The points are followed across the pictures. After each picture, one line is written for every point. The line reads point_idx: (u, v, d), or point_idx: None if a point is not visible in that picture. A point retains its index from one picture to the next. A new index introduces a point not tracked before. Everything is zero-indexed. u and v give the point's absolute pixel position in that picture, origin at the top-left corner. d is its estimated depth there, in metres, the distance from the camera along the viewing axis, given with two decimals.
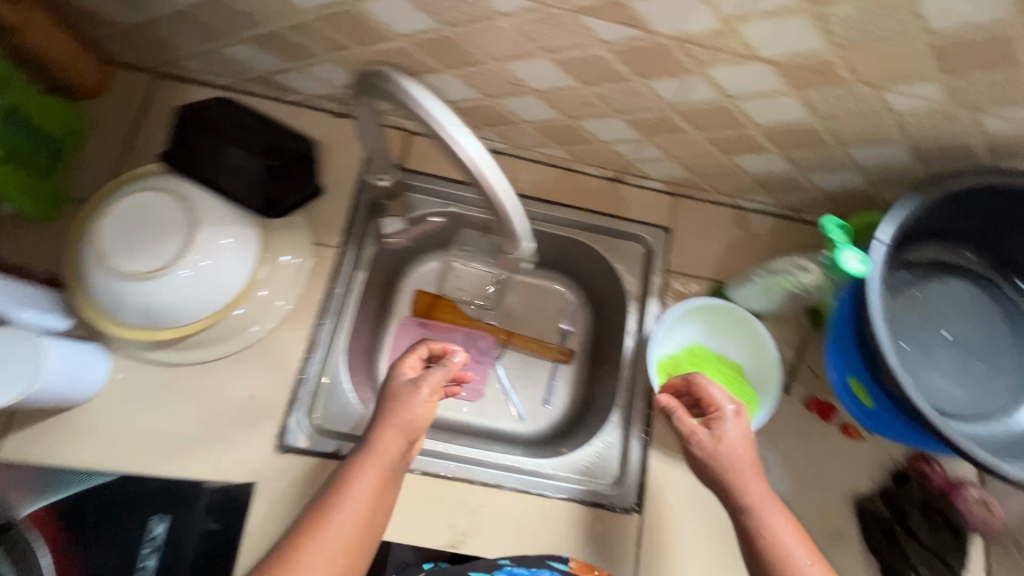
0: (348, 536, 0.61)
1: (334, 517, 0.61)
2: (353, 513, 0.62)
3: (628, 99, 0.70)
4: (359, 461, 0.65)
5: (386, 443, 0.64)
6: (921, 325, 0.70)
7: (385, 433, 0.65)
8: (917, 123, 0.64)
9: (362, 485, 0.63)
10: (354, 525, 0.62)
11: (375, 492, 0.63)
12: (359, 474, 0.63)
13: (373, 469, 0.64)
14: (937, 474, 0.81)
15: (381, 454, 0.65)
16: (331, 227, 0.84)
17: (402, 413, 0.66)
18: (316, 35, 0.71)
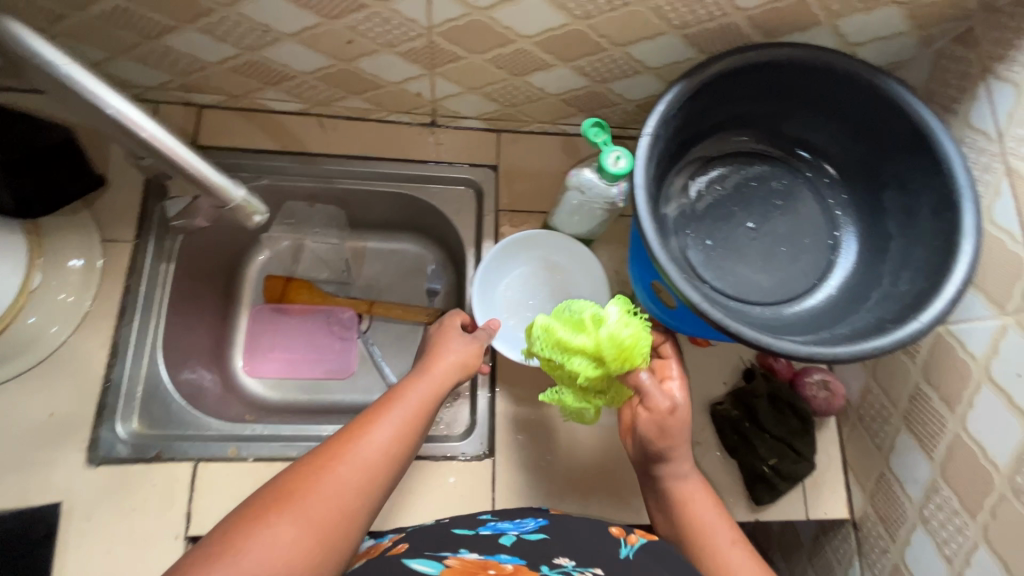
0: (398, 436, 0.53)
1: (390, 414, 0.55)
2: (406, 415, 0.56)
3: (384, 30, 0.64)
4: (419, 372, 0.62)
5: (446, 362, 0.63)
6: (724, 218, 0.69)
7: (442, 361, 0.63)
8: (675, 9, 0.61)
9: (423, 391, 0.59)
10: (407, 424, 0.55)
11: (432, 398, 0.59)
12: (419, 385, 0.59)
13: (433, 379, 0.61)
14: (782, 367, 0.81)
15: (438, 370, 0.62)
16: (124, 223, 0.77)
17: (440, 351, 0.65)
18: (32, 10, 0.63)
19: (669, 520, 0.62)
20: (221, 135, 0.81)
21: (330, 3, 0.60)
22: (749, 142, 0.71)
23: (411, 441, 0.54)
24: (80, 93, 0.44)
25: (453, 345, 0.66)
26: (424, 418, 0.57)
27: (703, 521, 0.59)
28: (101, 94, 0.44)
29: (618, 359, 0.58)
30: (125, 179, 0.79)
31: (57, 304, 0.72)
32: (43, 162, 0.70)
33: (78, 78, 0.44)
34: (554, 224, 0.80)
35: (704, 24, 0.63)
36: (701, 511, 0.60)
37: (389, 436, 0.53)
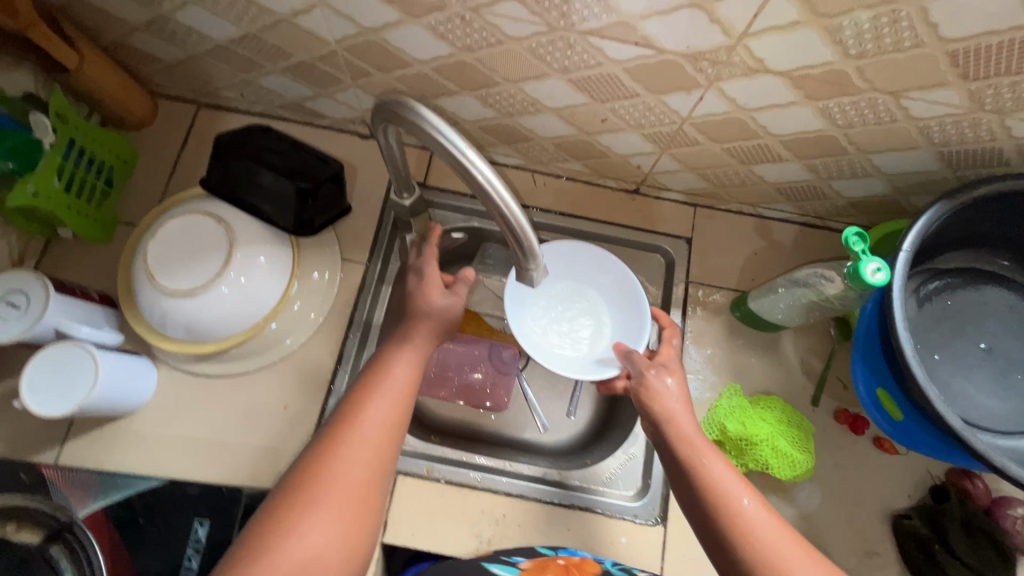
0: (378, 442, 0.58)
1: (359, 424, 0.58)
2: (379, 421, 0.59)
3: (642, 115, 0.70)
4: (384, 363, 0.64)
5: (404, 363, 0.64)
6: (954, 334, 0.69)
7: (379, 393, 0.61)
8: (943, 130, 0.62)
9: (388, 390, 0.61)
10: (382, 430, 0.59)
11: (403, 389, 0.62)
12: (382, 388, 0.61)
13: (398, 380, 0.63)
14: (979, 491, 0.77)
15: (399, 368, 0.64)
16: (360, 247, 0.88)
17: (406, 350, 0.66)
18: (344, 66, 0.74)
19: (677, 482, 0.62)
20: (448, 180, 0.91)
21: (605, 91, 0.67)
22: (1004, 266, 0.71)
23: (391, 444, 0.59)
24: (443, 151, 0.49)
25: (393, 373, 0.63)
26: (399, 419, 0.60)
27: (720, 482, 0.59)
28: (467, 156, 0.48)
29: (739, 421, 0.78)
30: (364, 209, 0.89)
31: (294, 313, 0.82)
32: (320, 190, 0.82)
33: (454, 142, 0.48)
34: (753, 306, 0.82)
35: (966, 145, 0.64)
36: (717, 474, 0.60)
37: (368, 448, 0.57)
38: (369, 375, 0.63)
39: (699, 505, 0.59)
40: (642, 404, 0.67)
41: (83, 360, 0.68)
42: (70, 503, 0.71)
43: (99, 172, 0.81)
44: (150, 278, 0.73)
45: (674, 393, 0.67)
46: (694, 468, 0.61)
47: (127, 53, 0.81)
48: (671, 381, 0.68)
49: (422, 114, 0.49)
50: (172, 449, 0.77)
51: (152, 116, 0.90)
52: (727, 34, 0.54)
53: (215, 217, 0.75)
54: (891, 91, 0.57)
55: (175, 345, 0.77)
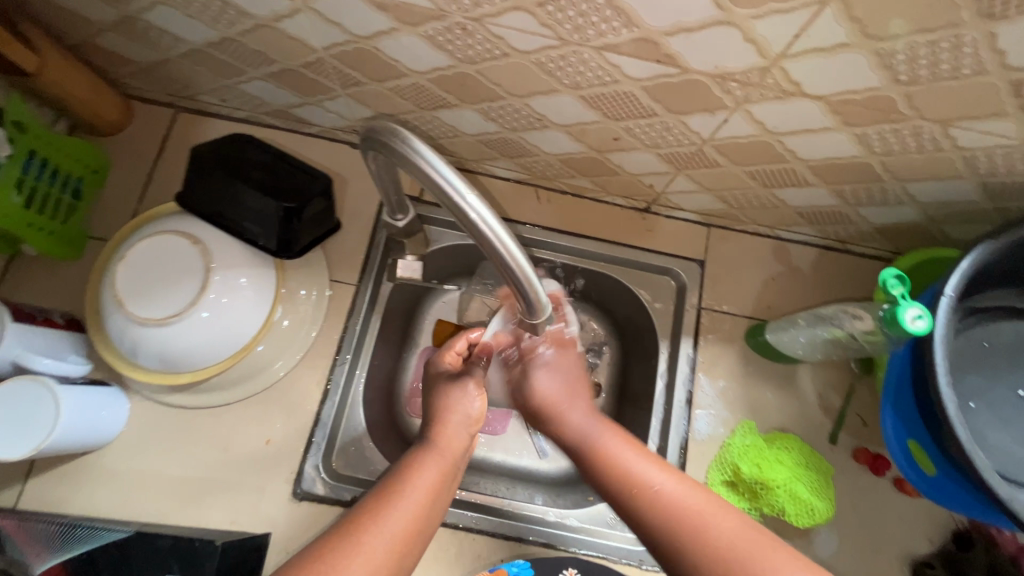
0: (397, 543, 0.51)
1: (379, 527, 0.51)
2: (403, 524, 0.52)
3: (659, 135, 0.64)
4: (415, 462, 0.58)
5: (434, 462, 0.58)
6: (987, 379, 0.65)
7: (442, 451, 0.59)
8: (991, 161, 0.57)
9: (414, 492, 0.55)
10: (402, 538, 0.52)
11: (435, 490, 0.56)
12: (405, 491, 0.54)
13: (424, 485, 0.56)
14: (1006, 539, 0.72)
15: (431, 466, 0.58)
16: (350, 267, 0.82)
17: (445, 445, 0.60)
18: (333, 74, 0.68)
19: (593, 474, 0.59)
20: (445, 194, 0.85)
21: (620, 109, 0.61)
22: None
23: (410, 554, 0.52)
24: (432, 181, 0.42)
25: (455, 429, 0.62)
26: (427, 521, 0.54)
27: (631, 470, 0.56)
28: (464, 198, 0.41)
29: (753, 463, 0.74)
30: (355, 225, 0.83)
31: (282, 332, 0.77)
32: (308, 210, 0.74)
33: (441, 172, 0.42)
34: (770, 338, 0.77)
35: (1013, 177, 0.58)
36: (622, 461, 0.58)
37: (383, 549, 0.50)
38: (399, 472, 0.57)
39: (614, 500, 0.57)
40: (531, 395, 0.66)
41: (48, 403, 0.62)
42: (25, 556, 0.58)
43: (65, 184, 0.75)
44: (119, 304, 0.67)
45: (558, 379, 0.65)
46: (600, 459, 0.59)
47: (96, 55, 0.75)
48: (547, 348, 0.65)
49: (413, 144, 0.43)
50: (144, 487, 0.72)
51: (126, 121, 0.83)
52: (762, 55, 0.48)
53: (190, 236, 0.69)
54: (938, 120, 0.52)
55: (147, 375, 0.71)
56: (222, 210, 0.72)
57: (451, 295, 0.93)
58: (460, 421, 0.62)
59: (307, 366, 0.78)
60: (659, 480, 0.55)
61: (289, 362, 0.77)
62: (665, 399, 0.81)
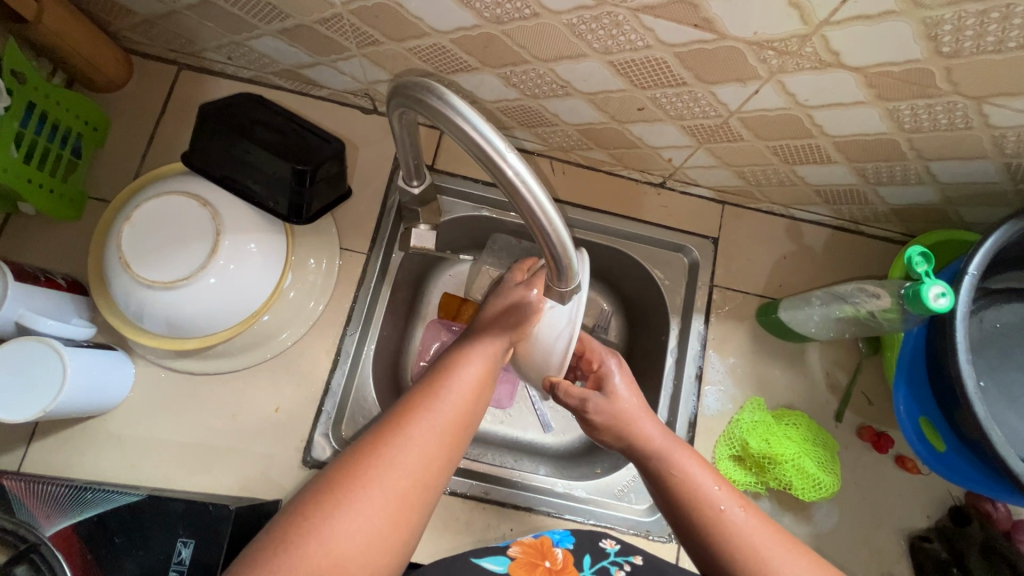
0: (445, 434, 0.52)
1: (429, 419, 0.52)
2: (450, 417, 0.53)
3: (685, 106, 0.63)
4: (459, 361, 0.58)
5: (480, 357, 0.58)
6: (996, 359, 0.66)
7: (485, 349, 0.59)
8: (1019, 141, 0.56)
9: (462, 385, 0.55)
10: (455, 421, 0.53)
11: (479, 387, 0.56)
12: (450, 388, 0.55)
13: (472, 374, 0.57)
14: (1000, 514, 0.74)
15: (475, 363, 0.58)
16: (360, 235, 0.80)
17: (491, 343, 0.59)
18: (349, 32, 0.65)
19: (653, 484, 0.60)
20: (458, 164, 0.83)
21: (648, 76, 0.59)
22: None
23: (457, 448, 0.53)
24: (468, 139, 0.41)
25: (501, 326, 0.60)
26: (471, 416, 0.55)
27: (694, 482, 0.57)
28: (504, 158, 0.40)
29: (762, 439, 0.74)
30: (366, 193, 0.82)
31: (289, 302, 0.75)
32: (320, 174, 0.72)
33: (478, 129, 0.40)
34: (783, 316, 0.77)
35: None
36: (692, 472, 0.58)
37: (433, 440, 0.51)
38: (448, 364, 0.58)
39: (682, 512, 0.57)
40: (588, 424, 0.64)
41: (58, 363, 0.61)
42: (35, 519, 0.57)
43: (65, 140, 0.72)
44: (124, 266, 0.65)
45: (622, 396, 0.64)
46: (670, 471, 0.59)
47: (96, 4, 0.71)
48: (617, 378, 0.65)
49: (447, 99, 0.42)
50: (150, 452, 0.71)
51: (127, 76, 0.80)
52: (805, 22, 0.47)
53: (197, 197, 0.67)
54: (974, 96, 0.51)
55: (152, 339, 0.69)
56: (231, 171, 0.70)
57: (461, 267, 0.91)
58: (518, 308, 0.60)
59: (317, 334, 0.77)
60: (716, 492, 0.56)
61: (298, 330, 0.76)
62: (675, 375, 0.81)
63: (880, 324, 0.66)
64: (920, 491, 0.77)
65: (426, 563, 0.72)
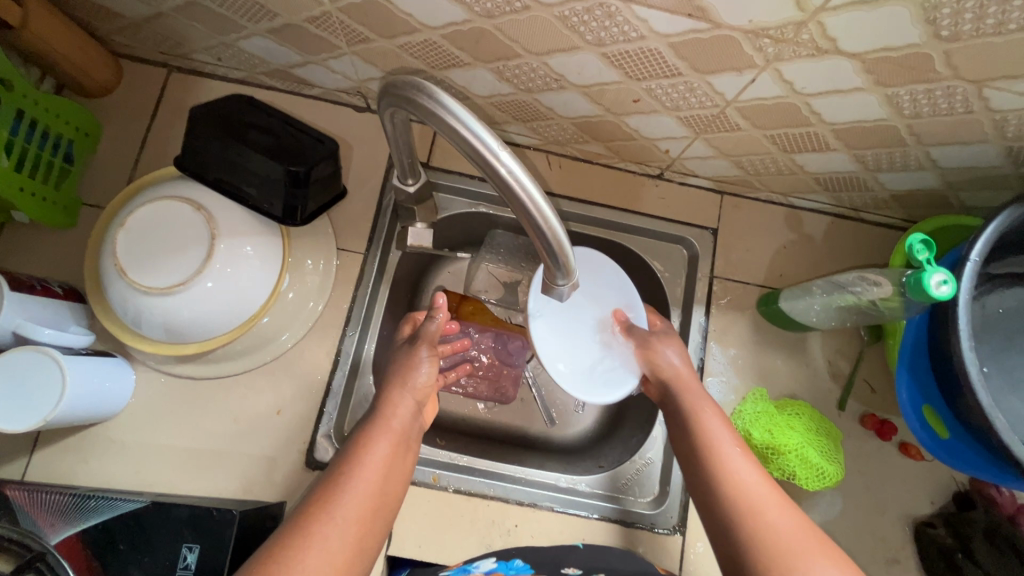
0: (357, 517, 0.54)
1: (337, 509, 0.53)
2: (358, 502, 0.55)
3: (681, 96, 0.62)
4: (366, 442, 0.59)
5: (383, 440, 0.60)
6: (999, 345, 0.65)
7: (386, 428, 0.61)
8: (1021, 124, 0.56)
9: (367, 469, 0.57)
10: (363, 509, 0.55)
11: (387, 466, 0.58)
12: (357, 471, 0.56)
13: (378, 458, 0.58)
14: (1005, 499, 0.74)
15: (380, 441, 0.59)
16: (356, 235, 0.80)
17: (391, 422, 0.62)
18: (339, 30, 0.64)
19: (677, 428, 0.67)
20: (454, 160, 0.83)
21: (643, 68, 0.59)
22: None
23: (369, 533, 0.54)
24: (460, 137, 0.40)
25: (398, 408, 0.63)
26: (382, 498, 0.57)
27: (712, 439, 0.63)
28: (497, 156, 0.39)
29: (764, 430, 0.74)
30: (361, 192, 0.81)
31: (287, 305, 0.75)
32: (314, 174, 0.71)
33: (469, 127, 0.40)
34: (784, 306, 0.76)
35: None
36: (712, 426, 0.64)
37: (339, 534, 0.52)
38: (352, 449, 0.59)
39: (697, 458, 0.63)
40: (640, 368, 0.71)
41: (58, 374, 0.61)
42: (39, 528, 0.57)
43: (56, 147, 0.71)
44: (121, 273, 0.64)
45: (678, 366, 0.69)
46: (693, 424, 0.65)
47: (82, 8, 0.70)
48: (672, 351, 0.69)
49: (438, 97, 0.41)
50: (154, 458, 0.71)
51: (116, 80, 0.79)
52: (800, 9, 0.46)
53: (192, 202, 0.66)
54: (975, 79, 0.50)
55: (149, 345, 0.69)
56: (225, 174, 0.70)
57: (459, 264, 0.91)
58: (413, 379, 0.66)
59: (316, 336, 0.76)
60: (732, 450, 0.62)
61: (297, 332, 0.76)
62: None
63: (879, 313, 0.66)
64: (924, 478, 0.77)
65: (432, 561, 0.72)
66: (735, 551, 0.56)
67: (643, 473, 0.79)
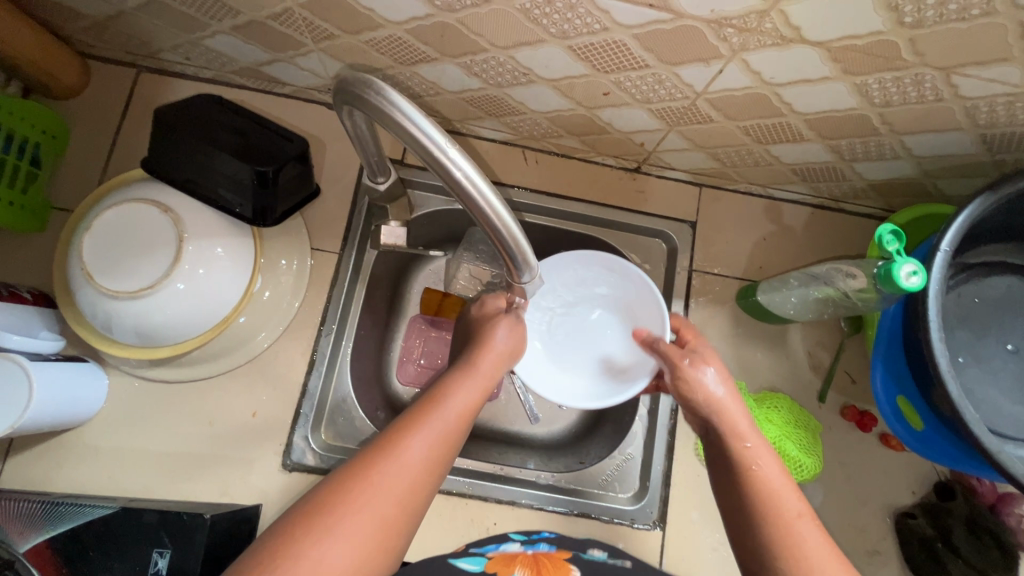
0: (431, 464, 0.48)
1: (412, 451, 0.47)
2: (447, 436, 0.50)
3: (651, 88, 0.61)
4: (448, 389, 0.54)
5: (473, 383, 0.56)
6: (974, 334, 0.65)
7: (481, 372, 0.57)
8: (992, 111, 0.55)
9: (456, 406, 0.53)
10: (448, 448, 0.50)
11: (472, 411, 0.54)
12: (437, 415, 0.51)
13: (465, 398, 0.54)
14: (985, 488, 0.74)
15: (471, 385, 0.55)
16: (331, 234, 0.79)
17: (485, 367, 0.58)
18: (302, 26, 0.63)
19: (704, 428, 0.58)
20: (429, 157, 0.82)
21: (609, 60, 0.58)
22: None
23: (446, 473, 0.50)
24: (411, 135, 0.39)
25: (494, 351, 0.60)
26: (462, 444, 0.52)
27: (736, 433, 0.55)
28: (447, 153, 0.39)
29: None
30: (335, 191, 0.80)
31: (261, 306, 0.74)
32: (285, 173, 0.71)
33: (418, 125, 0.39)
34: (762, 299, 0.76)
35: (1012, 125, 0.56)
36: (738, 417, 0.56)
37: (423, 467, 0.47)
38: (444, 384, 0.55)
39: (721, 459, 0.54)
40: (676, 388, 0.61)
41: (25, 386, 0.60)
42: (8, 536, 0.57)
43: (22, 151, 0.70)
44: (88, 277, 0.64)
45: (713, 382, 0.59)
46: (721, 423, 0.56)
47: (43, 9, 0.69)
48: (711, 374, 0.59)
49: (387, 95, 0.40)
50: (128, 463, 0.70)
51: (84, 82, 0.78)
52: None
53: (160, 205, 0.66)
54: (942, 66, 0.49)
55: (120, 350, 0.69)
56: (193, 175, 0.69)
57: (437, 262, 0.90)
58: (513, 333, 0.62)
59: (293, 338, 0.76)
60: (746, 444, 0.53)
61: (272, 334, 0.75)
62: None
63: (845, 304, 0.67)
64: (904, 469, 0.77)
65: (411, 561, 0.72)
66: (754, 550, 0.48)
67: (623, 469, 0.79)
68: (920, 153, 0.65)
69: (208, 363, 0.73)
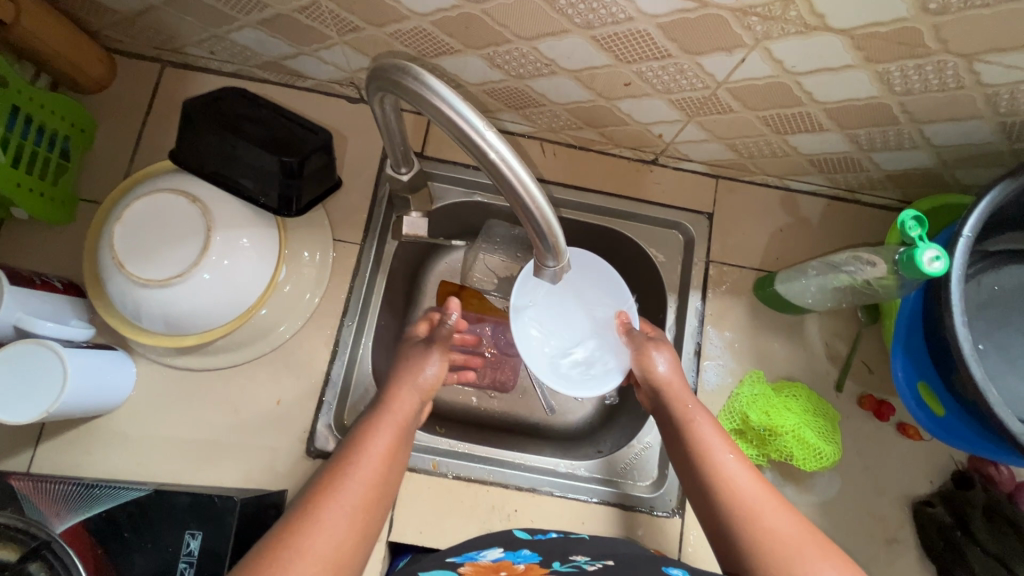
0: (360, 508, 0.53)
1: (337, 499, 0.52)
2: (362, 489, 0.54)
3: (672, 79, 0.62)
4: (369, 433, 0.59)
5: (387, 428, 0.60)
6: (994, 322, 0.66)
7: (390, 414, 0.62)
8: (1013, 99, 0.56)
9: (371, 454, 0.57)
10: (363, 501, 0.54)
11: (391, 454, 0.58)
12: (358, 461, 0.56)
13: (380, 445, 0.58)
14: (1003, 477, 0.74)
15: (385, 428, 0.60)
16: (353, 226, 0.80)
17: (396, 408, 0.63)
18: (330, 19, 0.65)
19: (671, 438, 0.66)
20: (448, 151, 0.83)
21: (632, 51, 0.59)
22: None
23: (373, 519, 0.54)
24: (448, 119, 0.40)
25: (404, 394, 0.64)
26: (385, 487, 0.56)
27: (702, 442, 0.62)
28: (484, 137, 0.40)
29: (761, 412, 0.74)
30: (356, 183, 0.81)
31: (284, 296, 0.76)
32: (310, 165, 0.72)
33: (455, 108, 0.40)
34: (780, 289, 0.76)
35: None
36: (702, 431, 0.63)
37: (344, 517, 0.52)
38: (357, 436, 0.59)
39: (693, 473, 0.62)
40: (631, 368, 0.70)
41: (58, 372, 0.61)
42: (45, 517, 0.58)
43: (52, 143, 0.72)
44: (119, 266, 0.65)
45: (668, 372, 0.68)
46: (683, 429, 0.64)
47: (74, 4, 0.70)
48: (663, 355, 0.69)
49: (424, 80, 0.41)
50: (156, 449, 0.72)
51: (111, 76, 0.79)
52: None
53: (188, 195, 0.67)
54: (964, 53, 0.50)
55: (149, 338, 0.70)
56: (220, 167, 0.70)
57: (455, 254, 0.91)
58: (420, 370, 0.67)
59: (315, 327, 0.77)
60: (727, 456, 0.61)
61: (295, 323, 0.76)
62: (674, 353, 0.81)
63: (868, 292, 0.66)
64: (922, 459, 0.77)
65: (433, 546, 0.73)
66: (736, 553, 0.55)
67: (641, 458, 0.80)
68: (939, 142, 0.65)
69: (233, 352, 0.75)
